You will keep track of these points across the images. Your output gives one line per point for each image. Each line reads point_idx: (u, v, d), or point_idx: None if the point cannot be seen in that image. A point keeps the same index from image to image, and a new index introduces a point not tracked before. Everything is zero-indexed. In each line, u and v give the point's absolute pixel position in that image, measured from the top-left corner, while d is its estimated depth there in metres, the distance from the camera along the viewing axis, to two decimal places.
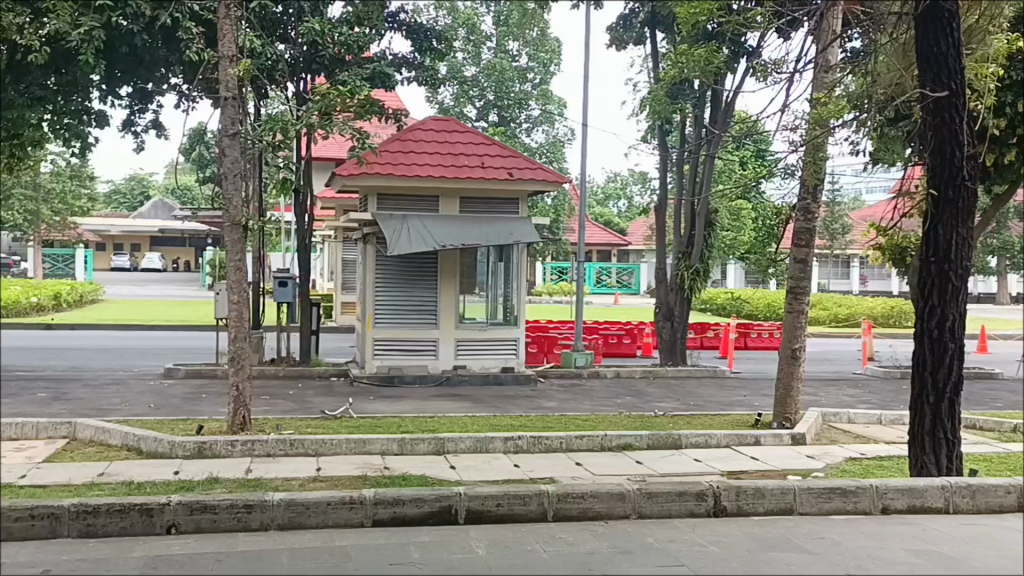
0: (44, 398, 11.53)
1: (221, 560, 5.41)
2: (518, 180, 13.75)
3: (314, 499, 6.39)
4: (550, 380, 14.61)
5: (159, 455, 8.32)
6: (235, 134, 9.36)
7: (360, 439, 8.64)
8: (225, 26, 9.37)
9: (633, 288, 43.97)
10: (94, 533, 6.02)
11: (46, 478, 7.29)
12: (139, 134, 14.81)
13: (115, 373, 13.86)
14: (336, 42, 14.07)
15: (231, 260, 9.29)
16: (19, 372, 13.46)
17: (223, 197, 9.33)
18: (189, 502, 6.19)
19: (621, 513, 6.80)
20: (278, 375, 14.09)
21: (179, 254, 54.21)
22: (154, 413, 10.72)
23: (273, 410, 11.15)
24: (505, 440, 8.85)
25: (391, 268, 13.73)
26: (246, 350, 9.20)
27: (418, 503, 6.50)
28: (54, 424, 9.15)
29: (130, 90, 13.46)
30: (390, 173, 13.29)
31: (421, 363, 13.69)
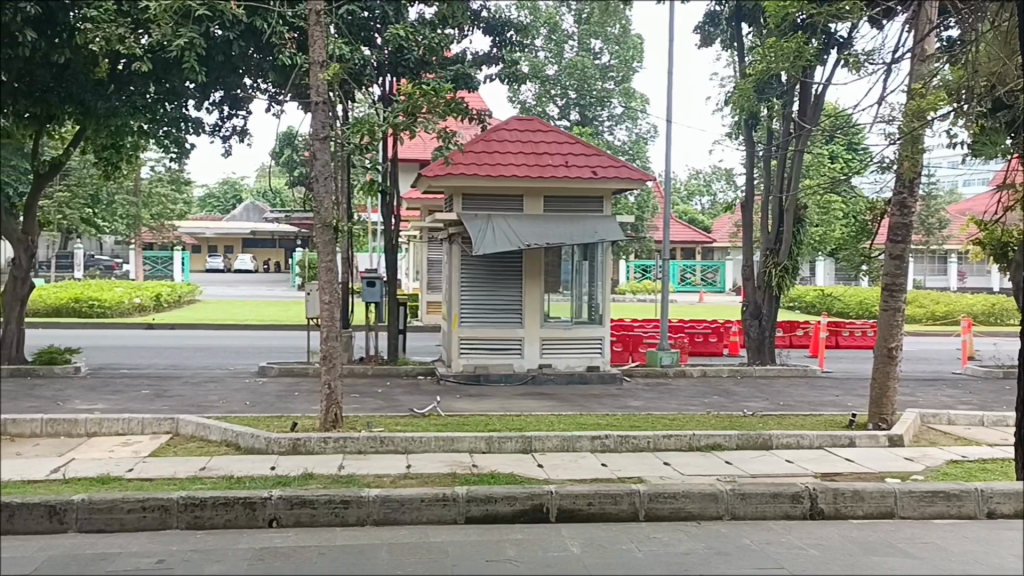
0: (148, 395, 12.03)
1: (324, 554, 5.57)
2: (603, 179, 13.71)
3: (408, 495, 6.51)
4: (635, 379, 14.54)
5: (256, 451, 8.61)
6: (325, 138, 9.54)
7: (449, 437, 8.76)
8: (316, 32, 9.57)
9: (718, 287, 43.27)
10: (201, 525, 6.26)
11: (152, 472, 7.62)
12: (225, 139, 15.30)
13: (213, 371, 14.36)
14: (420, 45, 14.24)
15: (322, 260, 9.51)
16: (125, 371, 14.07)
17: (316, 199, 9.54)
18: (290, 496, 6.39)
19: (714, 514, 6.74)
20: (367, 373, 14.37)
21: (269, 254, 55.84)
22: (250, 410, 11.05)
23: (362, 408, 11.40)
24: (592, 439, 8.86)
25: (476, 269, 13.86)
26: (337, 349, 9.38)
27: (510, 501, 6.57)
28: (157, 420, 9.55)
29: (222, 96, 13.94)
30: (475, 174, 13.41)
31: (506, 362, 13.78)
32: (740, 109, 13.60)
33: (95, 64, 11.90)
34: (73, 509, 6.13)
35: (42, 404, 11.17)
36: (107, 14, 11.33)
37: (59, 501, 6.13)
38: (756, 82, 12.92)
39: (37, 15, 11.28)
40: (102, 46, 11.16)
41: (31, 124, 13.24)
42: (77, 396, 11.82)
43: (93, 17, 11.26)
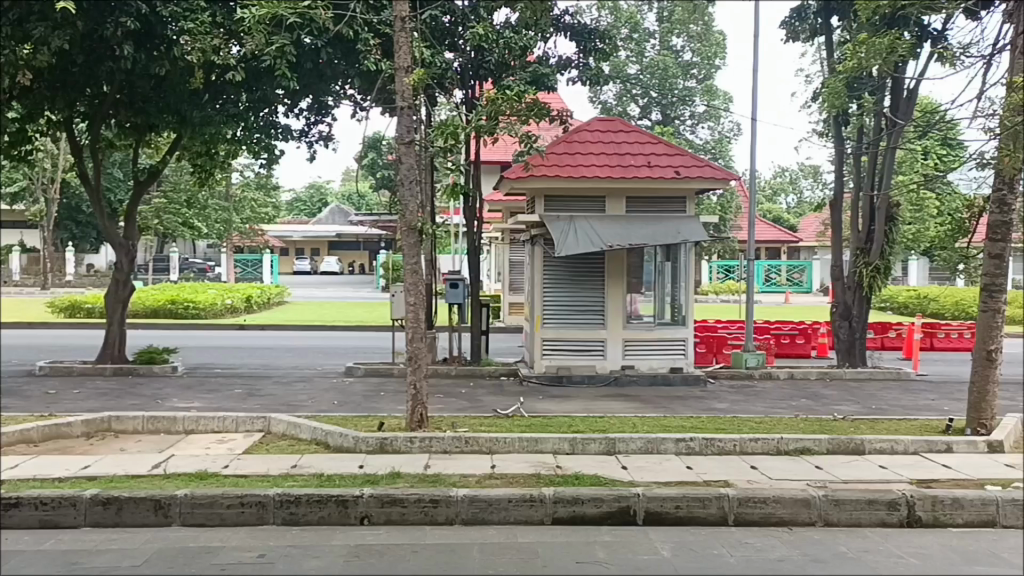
0: (241, 394, 12.42)
1: (417, 552, 5.67)
2: (686, 178, 13.56)
3: (496, 496, 6.57)
4: (720, 381, 14.35)
5: (345, 450, 8.82)
6: (411, 141, 9.69)
7: (533, 438, 8.81)
8: (401, 38, 9.73)
9: (806, 288, 42.29)
10: (296, 521, 6.44)
11: (247, 469, 7.87)
12: (312, 144, 15.68)
13: (302, 371, 14.74)
14: (502, 47, 14.31)
15: (407, 262, 9.66)
16: (219, 371, 14.55)
17: (401, 202, 9.71)
18: (381, 495, 6.52)
19: (806, 520, 6.62)
20: (451, 374, 14.54)
21: (354, 257, 56.91)
22: (338, 410, 11.30)
23: (447, 408, 11.53)
24: (677, 441, 8.80)
25: (558, 270, 13.89)
26: (423, 350, 9.53)
27: (597, 503, 6.57)
28: (251, 418, 9.82)
29: (309, 103, 14.32)
30: (558, 174, 13.44)
31: (589, 363, 13.77)
32: (831, 108, 13.10)
33: (192, 75, 12.35)
34: (176, 503, 6.38)
35: (144, 402, 11.64)
36: (202, 26, 11.74)
37: (163, 495, 6.39)
38: (847, 78, 12.52)
39: (138, 28, 11.76)
40: (198, 56, 11.58)
41: (132, 133, 13.84)
42: (175, 395, 12.29)
43: (189, 30, 11.66)
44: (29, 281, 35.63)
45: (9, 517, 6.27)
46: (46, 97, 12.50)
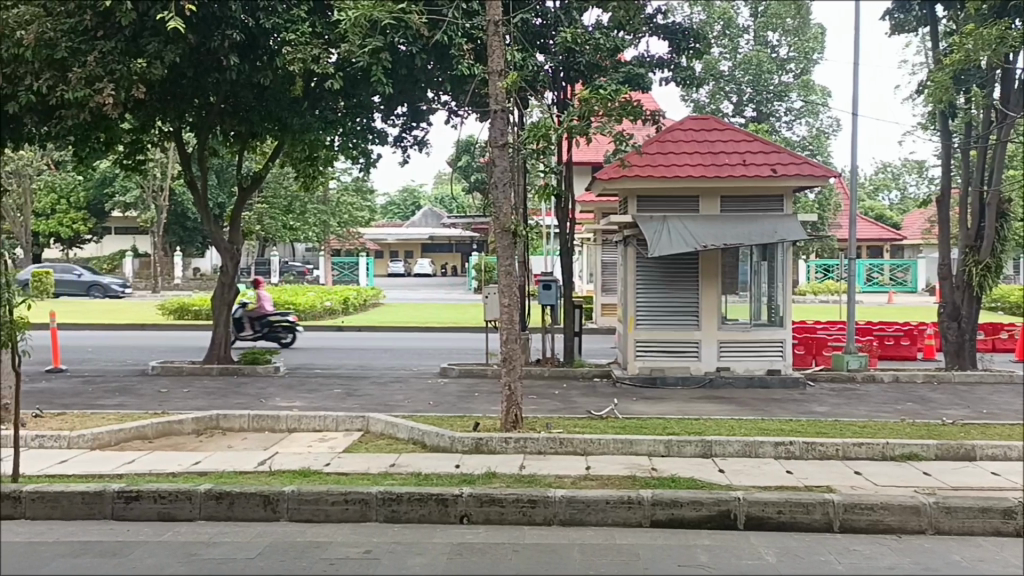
0: (341, 394, 12.73)
1: (518, 552, 5.72)
2: (783, 176, 13.25)
3: (594, 497, 6.57)
4: (820, 383, 13.99)
5: (442, 449, 8.96)
6: (504, 144, 9.76)
7: (628, 440, 8.77)
8: (494, 42, 9.80)
9: (910, 287, 40.80)
10: (398, 519, 6.58)
11: (347, 467, 8.06)
12: (408, 149, 15.96)
13: (398, 371, 15.01)
14: (593, 48, 14.24)
15: (502, 264, 9.73)
16: (318, 371, 14.96)
17: (494, 205, 9.79)
18: (480, 494, 6.60)
19: (916, 528, 6.41)
20: (544, 375, 14.60)
21: (447, 259, 57.57)
22: (433, 410, 11.48)
23: (541, 409, 11.57)
24: (776, 445, 8.63)
25: (651, 271, 13.79)
26: (517, 351, 9.59)
27: (696, 506, 6.50)
28: (350, 417, 10.05)
29: (404, 108, 14.58)
30: (651, 175, 13.33)
31: (684, 364, 13.62)
32: (936, 102, 12.68)
33: (292, 84, 12.71)
34: (284, 499, 6.60)
35: (248, 401, 12.06)
36: (302, 36, 12.08)
37: (272, 491, 6.62)
38: (954, 70, 12.08)
39: (242, 40, 12.20)
40: (299, 65, 11.91)
41: (236, 141, 14.35)
42: (278, 394, 12.70)
43: (290, 41, 12.01)
44: (142, 287, 37.34)
45: (130, 509, 6.59)
46: (157, 109, 13.03)
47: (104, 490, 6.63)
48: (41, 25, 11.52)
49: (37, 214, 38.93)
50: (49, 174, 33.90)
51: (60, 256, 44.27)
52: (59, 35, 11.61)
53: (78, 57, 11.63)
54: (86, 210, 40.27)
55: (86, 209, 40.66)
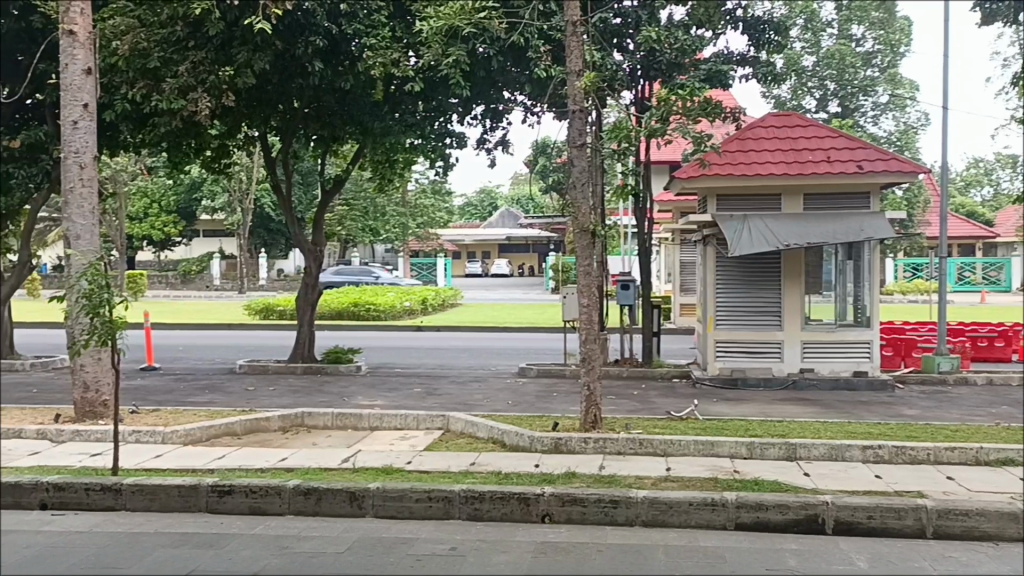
0: (421, 393, 12.90)
1: (602, 552, 5.71)
2: (870, 173, 12.88)
3: (677, 498, 6.51)
4: (909, 386, 13.57)
5: (521, 449, 9.00)
6: (582, 144, 9.75)
7: (709, 441, 8.66)
8: (573, 43, 9.79)
9: (1004, 286, 39.23)
10: (481, 516, 6.64)
11: (428, 465, 8.17)
12: (489, 150, 16.08)
13: (478, 371, 15.12)
14: (673, 46, 14.09)
15: (580, 263, 9.71)
16: (399, 371, 15.17)
17: (573, 205, 9.78)
18: (562, 494, 6.61)
19: (1015, 535, 6.17)
20: (622, 376, 14.52)
21: (524, 259, 57.78)
22: (512, 409, 11.54)
23: (620, 410, 11.50)
24: (863, 448, 8.41)
25: (731, 271, 13.59)
26: (596, 351, 9.58)
27: (782, 510, 6.39)
28: (430, 416, 10.17)
29: (483, 110, 14.67)
30: (731, 173, 13.15)
31: (765, 365, 13.38)
32: None
33: (373, 87, 12.91)
34: (370, 496, 6.73)
35: (332, 399, 12.31)
36: (383, 41, 12.25)
37: (358, 487, 6.75)
38: None
39: (325, 46, 12.48)
40: (380, 69, 12.10)
41: (318, 145, 14.66)
42: (359, 393, 12.93)
43: (372, 45, 12.20)
44: (228, 288, 38.46)
45: (223, 502, 6.81)
46: (244, 114, 13.41)
47: (199, 484, 6.86)
48: (135, 35, 11.99)
49: (131, 217, 40.50)
50: (142, 179, 35.22)
51: (152, 258, 45.96)
52: (153, 45, 12.07)
53: (170, 66, 12.08)
54: (176, 214, 41.69)
55: (176, 213, 42.11)
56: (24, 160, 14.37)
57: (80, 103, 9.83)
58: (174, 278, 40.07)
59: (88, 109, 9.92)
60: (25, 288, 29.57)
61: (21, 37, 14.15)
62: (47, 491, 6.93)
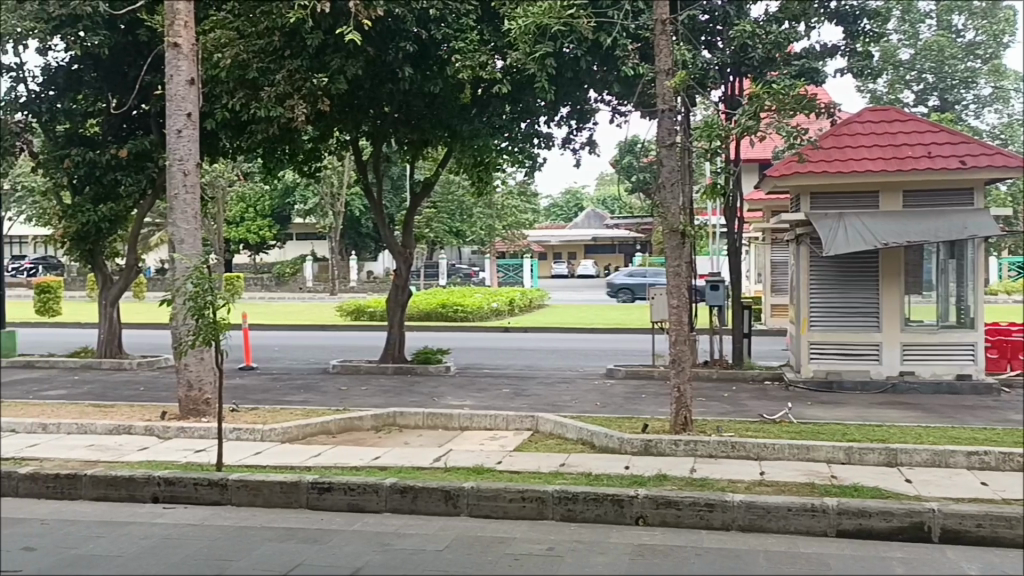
0: (510, 394, 12.98)
1: (701, 555, 5.65)
2: (974, 168, 12.39)
3: (775, 503, 6.39)
4: (1016, 390, 12.99)
5: (611, 450, 8.96)
6: (671, 144, 9.63)
7: (804, 445, 8.47)
8: (662, 41, 9.69)
9: None
10: (575, 517, 6.64)
11: (519, 465, 8.21)
12: (575, 150, 16.05)
13: (566, 373, 15.12)
14: (765, 42, 13.81)
15: (670, 265, 9.61)
16: (487, 372, 15.29)
17: (662, 205, 9.68)
18: (656, 496, 6.56)
19: None
20: (713, 378, 14.32)
21: (609, 260, 57.60)
22: (602, 411, 11.50)
23: (710, 413, 11.34)
24: (969, 455, 8.09)
25: (826, 271, 13.29)
26: (686, 352, 9.46)
27: (886, 516, 6.21)
28: (520, 417, 10.22)
29: (569, 111, 14.66)
30: (825, 172, 12.86)
31: (862, 367, 13.01)
32: None
33: (460, 91, 13.07)
34: (464, 495, 6.80)
35: (423, 399, 12.48)
36: (471, 44, 12.38)
37: (452, 487, 6.84)
38: None
39: (414, 51, 12.71)
40: (468, 73, 12.21)
41: (408, 149, 14.88)
42: (449, 393, 13.09)
43: (460, 49, 12.33)
44: (320, 289, 39.43)
45: (323, 499, 6.98)
46: (337, 120, 13.72)
47: (300, 481, 7.05)
48: (235, 47, 12.37)
49: (228, 222, 41.87)
50: (238, 185, 36.39)
51: (248, 260, 47.41)
52: (251, 56, 12.42)
53: (267, 76, 12.45)
54: (271, 217, 42.91)
55: (271, 217, 43.36)
56: (130, 168, 15.05)
57: (184, 113, 10.22)
58: (268, 280, 41.28)
59: (191, 118, 10.30)
60: (132, 289, 31.24)
61: (128, 50, 14.83)
62: (158, 485, 7.22)
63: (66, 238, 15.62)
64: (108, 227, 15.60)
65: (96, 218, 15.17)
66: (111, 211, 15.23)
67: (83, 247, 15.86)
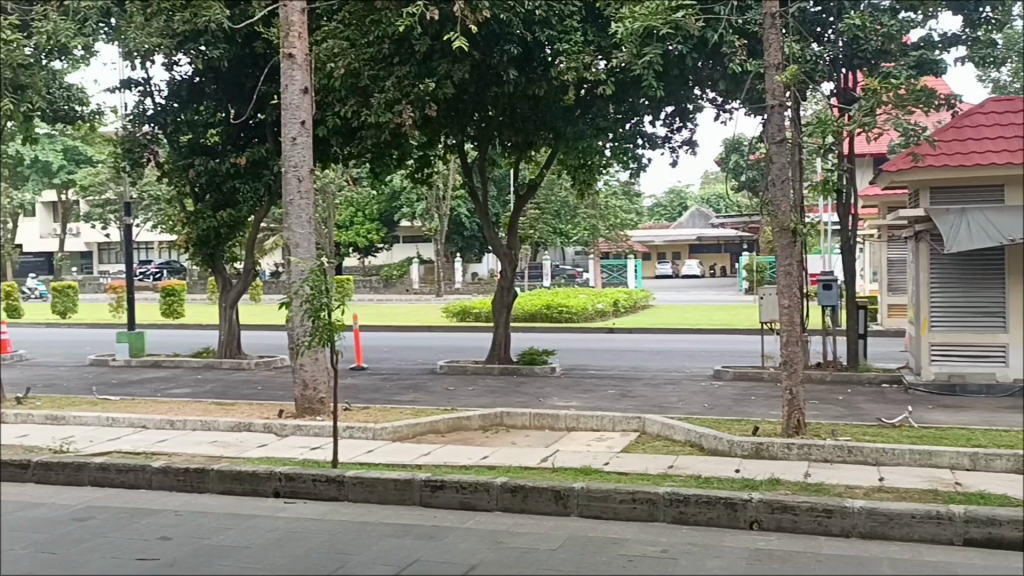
0: (616, 395, 12.92)
1: (821, 561, 5.49)
2: None
3: (897, 510, 6.16)
4: None
5: (720, 453, 8.80)
6: (781, 140, 9.38)
7: (926, 451, 8.14)
8: (771, 35, 9.47)
9: None
10: (686, 520, 6.56)
11: (627, 467, 8.16)
12: (675, 150, 15.85)
13: (672, 374, 14.96)
14: (879, 33, 13.32)
15: (780, 263, 9.36)
16: (592, 372, 15.27)
17: (771, 203, 9.45)
18: (771, 500, 6.42)
19: None
20: (826, 380, 13.91)
21: (715, 259, 56.75)
22: (710, 413, 11.32)
23: (823, 416, 11.02)
24: None
25: (947, 268, 12.82)
26: (798, 353, 9.20)
27: (1018, 526, 5.91)
28: (627, 418, 10.15)
29: (673, 109, 14.50)
30: (945, 166, 12.40)
31: (986, 370, 12.40)
32: None
33: (565, 93, 13.13)
34: (574, 495, 6.81)
35: (529, 400, 12.55)
36: (575, 45, 12.46)
37: (563, 487, 6.86)
38: None
39: (519, 54, 12.82)
40: (572, 75, 12.29)
41: (512, 152, 15.01)
42: (555, 393, 13.12)
43: (565, 50, 12.42)
44: (427, 291, 40.20)
45: (436, 497, 7.11)
46: (442, 125, 13.96)
47: (413, 479, 7.20)
48: (347, 57, 12.74)
49: (339, 226, 43.14)
50: (347, 190, 37.46)
51: (357, 263, 48.61)
52: (362, 64, 12.76)
53: (378, 83, 12.79)
54: (379, 221, 43.95)
55: (379, 221, 44.45)
56: (248, 176, 15.68)
57: (299, 121, 10.57)
58: (377, 283, 42.33)
59: (305, 126, 10.63)
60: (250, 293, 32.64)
61: (246, 62, 15.44)
62: (280, 480, 7.49)
63: (189, 244, 16.38)
64: (228, 232, 16.26)
65: (217, 225, 15.83)
66: (230, 217, 15.86)
67: (205, 252, 16.60)
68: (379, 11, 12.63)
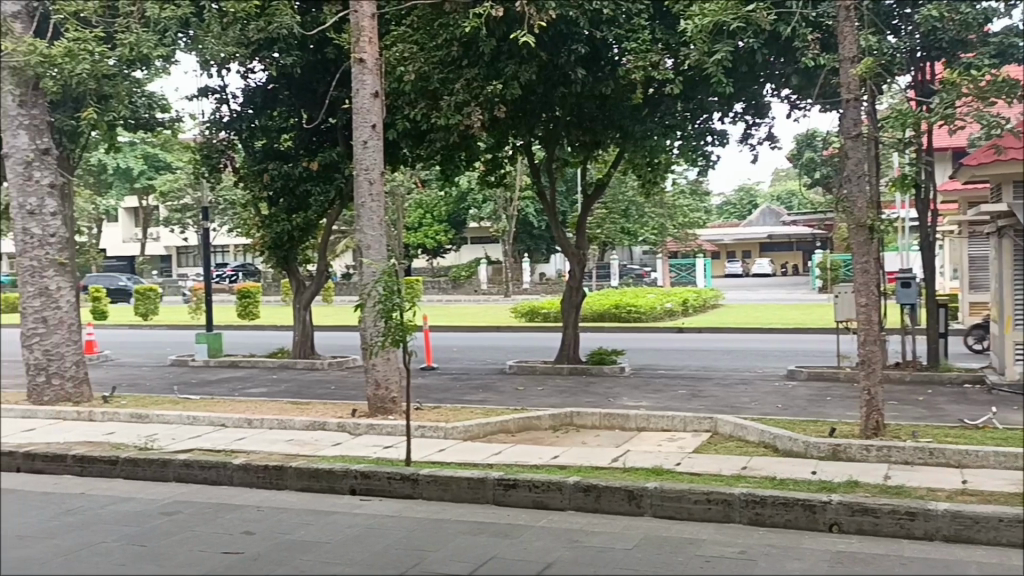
0: (686, 395, 12.78)
1: (906, 565, 5.35)
2: None
3: (984, 513, 5.97)
4: None
5: (796, 454, 8.64)
6: (857, 135, 9.14)
7: (1013, 453, 7.86)
8: (846, 28, 9.24)
9: None
10: (763, 522, 6.45)
11: (700, 467, 8.07)
12: (754, 145, 15.58)
13: (744, 374, 14.74)
14: (957, 22, 12.89)
15: (857, 261, 9.12)
16: (662, 372, 15.15)
17: (847, 200, 9.22)
18: (851, 503, 6.27)
19: None
20: (904, 380, 13.54)
21: (787, 257, 55.70)
22: (784, 413, 11.13)
23: (902, 417, 10.74)
24: None
25: None
26: (876, 353, 8.97)
27: None
28: (698, 418, 10.04)
29: (745, 105, 14.26)
30: None
31: None
32: None
33: (633, 93, 13.07)
34: (648, 495, 6.76)
35: (598, 400, 12.50)
36: (643, 44, 12.39)
37: (636, 486, 6.82)
38: None
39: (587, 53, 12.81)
40: (640, 74, 12.23)
41: (581, 152, 14.98)
42: (625, 393, 13.04)
43: (632, 49, 12.37)
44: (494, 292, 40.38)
45: (509, 495, 7.14)
46: (510, 126, 14.03)
47: (486, 478, 7.24)
48: (416, 60, 12.89)
49: (407, 228, 43.62)
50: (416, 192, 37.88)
51: (426, 264, 49.09)
52: (432, 68, 12.91)
53: (447, 85, 12.92)
54: (448, 222, 44.32)
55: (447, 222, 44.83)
56: (320, 179, 15.97)
57: (370, 124, 10.72)
58: (445, 284, 42.69)
59: (376, 129, 10.76)
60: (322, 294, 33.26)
61: (318, 68, 15.72)
62: (355, 478, 7.60)
63: (264, 246, 16.75)
64: (301, 234, 16.57)
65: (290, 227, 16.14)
66: (303, 220, 16.17)
67: (279, 254, 16.95)
68: (447, 14, 12.74)
